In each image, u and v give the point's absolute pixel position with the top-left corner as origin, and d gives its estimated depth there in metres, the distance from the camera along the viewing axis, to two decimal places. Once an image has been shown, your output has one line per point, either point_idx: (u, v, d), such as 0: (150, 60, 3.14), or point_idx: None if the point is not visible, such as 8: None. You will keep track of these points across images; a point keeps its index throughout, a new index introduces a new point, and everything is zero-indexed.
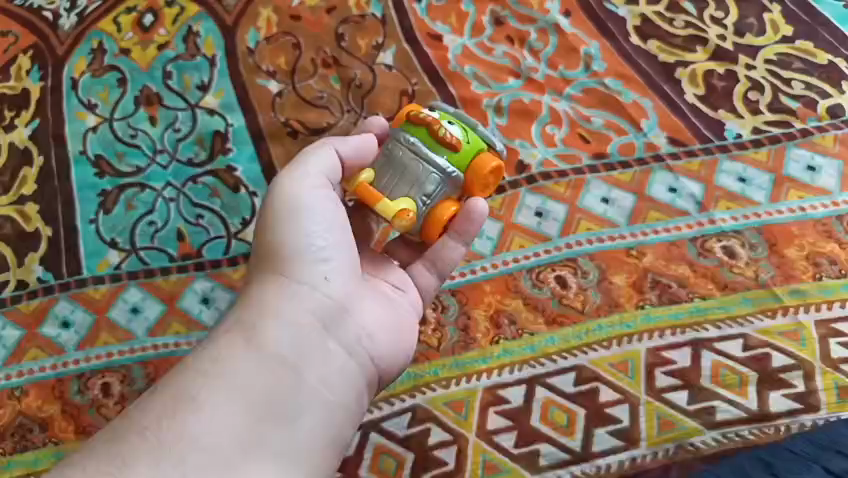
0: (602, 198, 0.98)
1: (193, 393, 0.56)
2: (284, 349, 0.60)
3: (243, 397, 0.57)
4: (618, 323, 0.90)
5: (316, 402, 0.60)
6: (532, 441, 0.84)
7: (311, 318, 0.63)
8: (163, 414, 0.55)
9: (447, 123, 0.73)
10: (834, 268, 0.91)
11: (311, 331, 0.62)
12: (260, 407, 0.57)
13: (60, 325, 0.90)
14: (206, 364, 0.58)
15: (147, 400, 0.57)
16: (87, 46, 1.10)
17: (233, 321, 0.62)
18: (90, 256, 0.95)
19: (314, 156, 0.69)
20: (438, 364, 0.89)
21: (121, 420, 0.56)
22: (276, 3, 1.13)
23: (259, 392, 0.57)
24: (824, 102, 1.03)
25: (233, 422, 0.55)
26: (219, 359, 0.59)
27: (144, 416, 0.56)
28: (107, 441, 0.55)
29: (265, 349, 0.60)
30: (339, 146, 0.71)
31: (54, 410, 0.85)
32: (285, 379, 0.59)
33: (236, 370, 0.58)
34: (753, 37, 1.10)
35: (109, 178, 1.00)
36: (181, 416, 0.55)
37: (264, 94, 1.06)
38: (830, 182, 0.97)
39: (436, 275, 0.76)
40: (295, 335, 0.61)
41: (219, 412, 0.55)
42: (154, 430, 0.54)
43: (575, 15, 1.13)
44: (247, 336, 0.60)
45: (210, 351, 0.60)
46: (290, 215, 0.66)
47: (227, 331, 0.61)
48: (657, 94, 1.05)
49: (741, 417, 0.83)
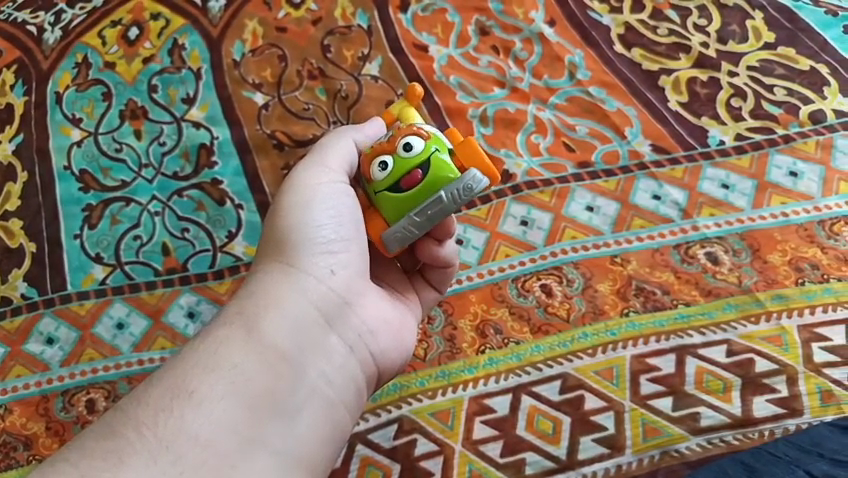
0: (587, 206, 0.99)
1: (193, 387, 0.56)
2: (285, 344, 0.60)
3: (244, 392, 0.56)
4: (603, 331, 0.90)
5: (315, 400, 0.60)
6: (519, 450, 0.84)
7: (311, 312, 0.63)
8: (161, 408, 0.54)
9: (388, 162, 0.67)
10: (816, 272, 0.92)
11: (311, 327, 0.63)
12: (260, 402, 0.56)
13: (45, 342, 0.91)
14: (206, 356, 0.58)
15: (142, 392, 0.56)
16: (72, 60, 1.10)
17: (235, 311, 0.61)
18: (75, 271, 0.96)
19: (333, 146, 0.70)
20: (425, 374, 0.89)
21: (116, 412, 0.55)
22: (261, 15, 1.13)
23: (260, 387, 0.57)
24: (806, 107, 1.03)
25: (233, 416, 0.55)
26: (220, 351, 0.58)
27: (141, 410, 0.55)
28: (100, 435, 0.53)
29: (266, 343, 0.59)
30: (355, 136, 0.72)
31: (39, 428, 0.86)
32: (285, 375, 0.59)
33: (237, 363, 0.57)
34: (736, 45, 1.10)
35: (94, 193, 1.01)
36: (179, 410, 0.54)
37: (250, 107, 1.06)
38: (812, 187, 0.97)
39: (435, 287, 0.78)
40: (295, 330, 0.61)
41: (220, 407, 0.55)
42: (151, 425, 0.53)
43: (559, 23, 1.13)
44: (249, 328, 0.60)
45: (209, 342, 0.59)
46: (302, 207, 0.66)
47: (227, 321, 0.60)
48: (641, 102, 1.06)
49: (725, 422, 0.84)
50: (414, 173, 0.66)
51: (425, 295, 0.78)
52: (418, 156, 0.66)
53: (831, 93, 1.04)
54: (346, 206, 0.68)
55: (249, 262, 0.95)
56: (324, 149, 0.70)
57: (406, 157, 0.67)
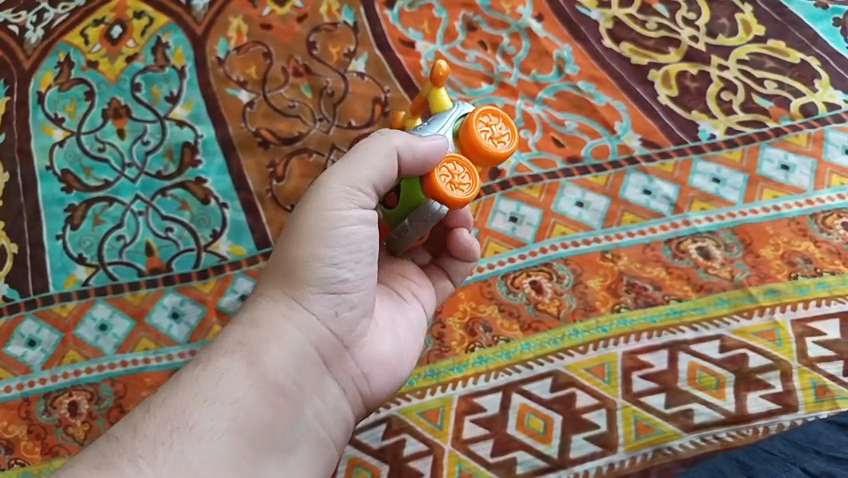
0: (576, 201, 0.97)
1: (192, 421, 0.56)
2: (286, 380, 0.60)
3: (243, 429, 0.57)
4: (594, 327, 0.89)
5: (307, 437, 0.61)
6: (510, 449, 0.83)
7: (314, 347, 0.62)
8: (159, 440, 0.55)
9: None
10: (809, 266, 0.91)
11: (311, 362, 0.62)
12: (256, 440, 0.57)
13: (26, 344, 0.90)
14: (207, 388, 0.57)
15: (140, 418, 0.57)
16: (54, 59, 1.09)
17: (239, 338, 0.61)
18: (57, 272, 0.94)
19: (371, 158, 0.61)
20: (413, 373, 0.88)
21: (112, 439, 0.56)
22: (246, 12, 1.12)
23: (258, 424, 0.57)
24: (797, 101, 1.02)
25: (229, 455, 0.56)
26: (221, 384, 0.58)
27: (138, 440, 0.55)
28: (97, 465, 0.54)
29: (267, 378, 0.59)
30: (402, 150, 0.61)
31: (21, 431, 0.86)
32: (282, 412, 0.59)
33: (238, 398, 0.57)
34: (726, 38, 1.09)
35: (76, 193, 0.99)
36: (178, 445, 0.55)
37: (235, 105, 1.04)
38: (804, 180, 0.96)
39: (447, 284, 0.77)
40: (297, 365, 0.61)
41: (217, 444, 0.55)
42: (148, 459, 0.54)
43: (547, 19, 1.12)
44: (249, 360, 0.59)
45: (211, 370, 0.59)
46: (322, 240, 0.61)
47: (229, 349, 0.60)
48: (630, 97, 1.05)
49: (718, 419, 0.82)
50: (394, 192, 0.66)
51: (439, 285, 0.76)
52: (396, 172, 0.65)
53: (822, 87, 1.04)
54: (365, 233, 0.63)
55: (234, 261, 0.94)
56: (362, 165, 0.62)
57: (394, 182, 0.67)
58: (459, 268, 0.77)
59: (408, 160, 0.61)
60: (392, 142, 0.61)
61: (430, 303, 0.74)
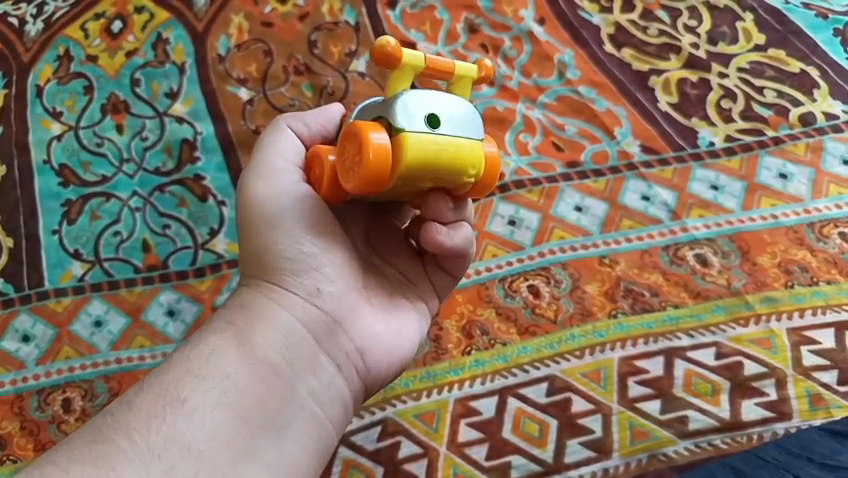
0: (575, 206, 0.98)
1: (185, 395, 0.55)
2: (276, 357, 0.59)
3: (235, 403, 0.55)
4: (591, 332, 0.89)
5: (304, 414, 0.59)
6: (505, 453, 0.83)
7: (303, 325, 0.61)
8: (153, 414, 0.53)
9: None
10: (805, 275, 0.91)
11: (302, 340, 0.61)
12: (249, 414, 0.55)
13: (20, 339, 0.90)
14: (197, 364, 0.56)
15: (134, 396, 0.55)
16: (53, 52, 1.08)
17: (227, 320, 0.60)
18: (53, 267, 0.94)
19: (274, 141, 0.66)
20: (410, 375, 0.88)
21: (106, 416, 0.54)
22: (248, 10, 1.11)
23: (249, 397, 0.56)
24: (796, 110, 1.03)
25: (222, 428, 0.54)
26: (211, 361, 0.57)
27: (131, 415, 0.53)
28: (90, 440, 0.52)
29: (258, 355, 0.58)
30: (293, 125, 0.67)
31: (13, 427, 0.85)
32: (275, 388, 0.57)
33: (229, 374, 0.56)
34: (726, 46, 1.09)
35: (73, 188, 0.99)
36: (171, 419, 0.53)
37: (234, 102, 1.04)
38: (801, 189, 0.97)
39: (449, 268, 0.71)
40: (287, 341, 0.60)
41: (209, 417, 0.54)
42: (143, 433, 0.52)
43: (549, 23, 1.12)
44: (239, 339, 0.58)
45: (201, 350, 0.58)
46: (279, 220, 0.62)
47: (218, 332, 0.59)
48: (630, 102, 1.05)
49: (713, 426, 0.83)
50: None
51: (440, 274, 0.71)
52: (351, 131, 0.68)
53: (821, 96, 1.04)
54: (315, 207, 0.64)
55: (231, 259, 0.93)
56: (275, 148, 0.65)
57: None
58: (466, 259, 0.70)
59: (300, 133, 0.67)
60: (283, 123, 0.67)
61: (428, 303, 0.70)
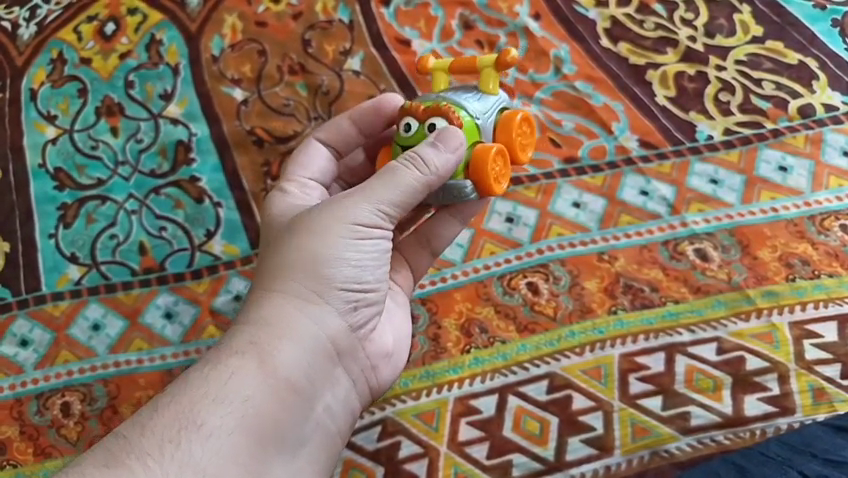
0: (573, 202, 0.97)
1: (201, 419, 0.53)
2: (297, 377, 0.57)
3: (253, 428, 0.54)
4: (590, 329, 0.89)
5: (318, 432, 0.59)
6: (505, 451, 0.83)
7: (326, 345, 0.60)
8: (167, 438, 0.52)
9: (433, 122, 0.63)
10: (806, 268, 0.90)
11: (323, 358, 0.60)
12: (266, 439, 0.55)
13: (19, 343, 0.90)
14: (215, 386, 0.55)
15: (147, 418, 0.54)
16: (47, 56, 1.08)
17: (249, 337, 0.58)
18: (49, 271, 0.94)
19: (389, 174, 0.60)
20: (409, 374, 0.87)
21: (118, 438, 0.53)
22: (241, 10, 1.11)
23: (270, 421, 0.55)
24: (795, 102, 1.02)
25: (238, 453, 0.53)
26: (232, 382, 0.55)
27: (144, 438, 0.52)
28: (102, 463, 0.51)
29: (280, 376, 0.56)
30: (433, 170, 0.60)
31: (13, 432, 0.85)
32: (294, 410, 0.57)
33: (249, 396, 0.55)
34: (723, 39, 1.09)
35: (69, 191, 0.98)
36: (186, 443, 0.52)
37: (229, 103, 1.03)
38: (801, 182, 0.96)
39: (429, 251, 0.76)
40: (309, 362, 0.58)
41: (227, 444, 0.53)
42: (156, 457, 0.51)
43: (544, 18, 1.11)
44: (263, 358, 0.57)
45: (220, 370, 0.56)
46: (332, 244, 0.59)
47: (241, 348, 0.57)
48: (627, 97, 1.04)
49: (715, 422, 0.82)
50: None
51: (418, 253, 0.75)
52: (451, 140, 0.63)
53: (820, 88, 1.03)
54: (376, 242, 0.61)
55: (228, 261, 0.93)
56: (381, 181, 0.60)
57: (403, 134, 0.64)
58: (444, 235, 0.75)
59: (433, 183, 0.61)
60: (418, 158, 0.60)
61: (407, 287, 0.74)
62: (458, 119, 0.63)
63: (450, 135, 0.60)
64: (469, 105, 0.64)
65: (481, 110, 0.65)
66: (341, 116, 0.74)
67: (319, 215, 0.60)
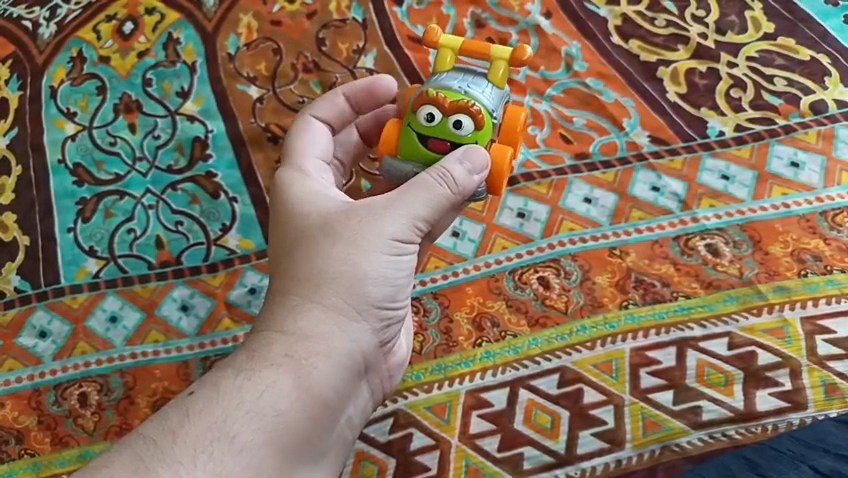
0: (584, 198, 0.97)
1: (234, 432, 0.56)
2: (327, 392, 0.60)
3: (284, 443, 0.57)
4: (601, 323, 0.89)
5: (336, 440, 0.63)
6: (516, 445, 0.83)
7: (354, 359, 0.63)
8: (199, 449, 0.54)
9: (456, 118, 0.65)
10: (818, 264, 0.90)
11: (349, 373, 0.63)
12: (294, 451, 0.58)
13: (37, 335, 0.91)
14: (249, 399, 0.57)
15: (178, 424, 0.56)
16: (66, 54, 1.10)
17: (283, 348, 0.60)
18: (68, 264, 0.95)
19: (427, 195, 0.63)
20: (421, 367, 0.88)
21: (147, 443, 0.55)
22: (256, 9, 1.13)
23: (300, 435, 0.58)
24: (807, 98, 1.02)
25: (269, 467, 0.56)
26: (266, 396, 0.57)
27: (175, 447, 0.54)
28: (132, 469, 0.53)
29: (312, 391, 0.59)
30: (462, 191, 0.64)
31: (31, 421, 0.87)
32: (321, 423, 0.60)
33: (282, 411, 0.57)
34: (735, 35, 1.09)
35: (88, 186, 1.00)
36: (218, 455, 0.54)
37: (244, 100, 1.05)
38: (813, 177, 0.96)
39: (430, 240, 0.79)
40: (339, 377, 0.61)
41: (259, 458, 0.56)
42: (188, 467, 0.53)
43: (556, 15, 1.12)
44: (297, 373, 0.59)
45: (255, 382, 0.58)
46: (369, 262, 0.62)
47: (275, 360, 0.59)
48: (638, 93, 1.05)
49: (726, 416, 0.82)
50: (445, 144, 0.66)
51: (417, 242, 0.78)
52: (470, 138, 0.66)
53: (832, 84, 1.03)
54: (406, 260, 0.64)
55: (243, 255, 0.94)
56: (418, 203, 0.63)
57: (422, 121, 0.66)
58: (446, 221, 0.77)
59: (458, 200, 0.65)
60: (451, 180, 0.63)
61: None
62: (480, 116, 0.66)
63: (475, 154, 0.64)
64: (486, 101, 0.67)
65: (494, 104, 0.68)
66: (333, 93, 0.75)
67: (357, 228, 0.62)
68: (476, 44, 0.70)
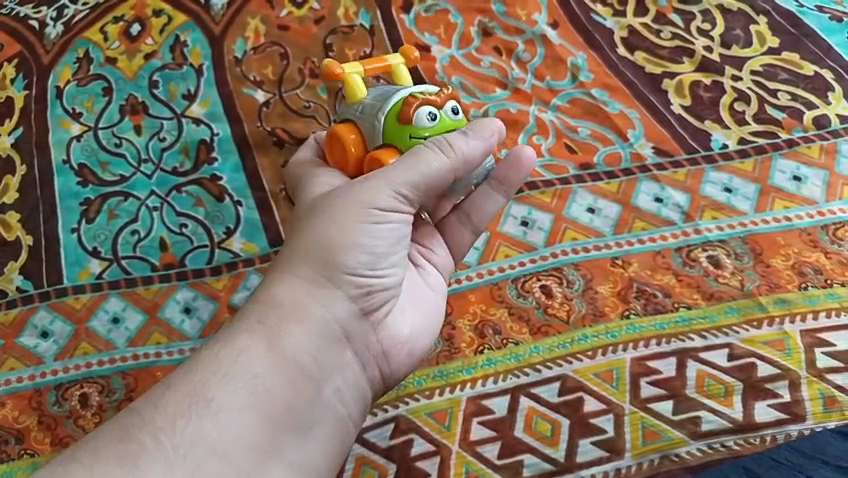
0: (588, 208, 0.98)
1: (211, 395, 0.55)
2: (304, 359, 0.60)
3: (263, 406, 0.56)
4: (603, 332, 0.89)
5: (327, 414, 0.61)
6: (517, 452, 0.83)
7: (334, 328, 0.62)
8: (178, 413, 0.54)
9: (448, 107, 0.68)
10: (819, 277, 0.91)
11: (330, 342, 0.62)
12: (276, 417, 0.57)
13: (39, 335, 0.91)
14: (226, 363, 0.57)
15: (160, 395, 0.56)
16: (73, 55, 1.11)
17: (258, 317, 0.60)
18: (71, 265, 0.95)
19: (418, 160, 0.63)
20: (422, 374, 0.88)
21: (132, 414, 0.55)
22: (264, 13, 1.13)
23: (280, 400, 0.57)
24: (810, 112, 1.03)
25: (247, 430, 0.55)
26: (241, 360, 0.57)
27: (157, 414, 0.54)
28: (115, 438, 0.53)
29: (287, 356, 0.59)
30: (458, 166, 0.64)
31: (31, 422, 0.86)
32: (303, 390, 0.59)
33: (259, 374, 0.57)
34: (739, 49, 1.10)
35: (92, 187, 1.00)
36: (197, 419, 0.54)
37: (250, 104, 1.05)
38: (815, 191, 0.97)
39: (470, 230, 0.76)
40: (316, 344, 0.61)
41: (238, 420, 0.55)
42: (168, 433, 0.53)
43: (562, 26, 1.13)
44: (271, 339, 0.59)
45: (230, 349, 0.58)
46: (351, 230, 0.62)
47: (249, 328, 0.60)
48: (642, 104, 1.05)
49: (727, 427, 0.82)
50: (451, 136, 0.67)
51: (455, 232, 0.76)
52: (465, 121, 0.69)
53: (835, 99, 1.04)
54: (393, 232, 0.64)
55: (247, 259, 0.94)
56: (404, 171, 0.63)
57: (424, 124, 0.66)
58: (486, 211, 0.75)
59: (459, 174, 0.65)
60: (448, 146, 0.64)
61: (446, 269, 0.75)
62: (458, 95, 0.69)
63: (481, 124, 0.66)
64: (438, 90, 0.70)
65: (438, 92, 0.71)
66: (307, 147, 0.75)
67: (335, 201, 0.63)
68: (372, 64, 0.71)
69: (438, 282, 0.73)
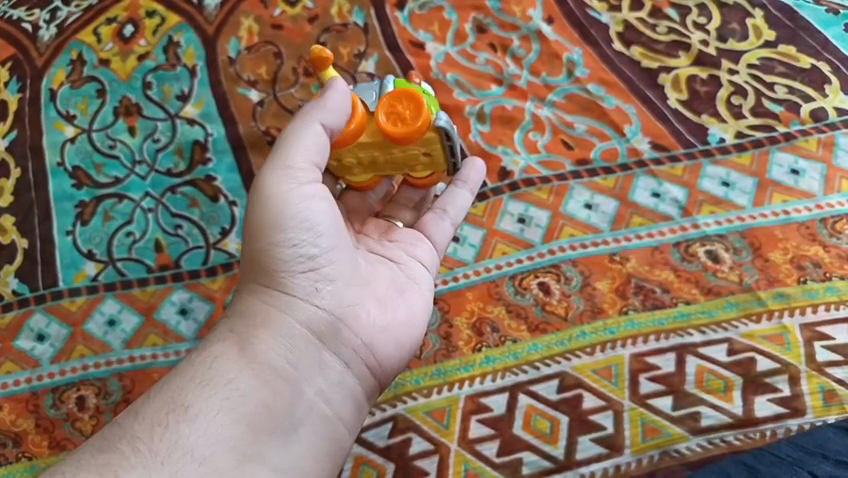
0: (585, 204, 0.97)
1: (187, 402, 0.57)
2: (280, 361, 0.61)
3: (238, 408, 0.57)
4: (601, 329, 0.89)
5: (310, 415, 0.61)
6: (516, 450, 0.83)
7: (309, 329, 0.63)
8: (157, 422, 0.56)
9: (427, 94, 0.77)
10: (818, 271, 0.90)
11: (307, 342, 0.63)
12: (253, 418, 0.57)
13: (35, 338, 0.91)
14: (200, 371, 0.59)
15: (140, 405, 0.58)
16: (66, 57, 1.10)
17: (229, 327, 0.63)
18: (66, 267, 0.95)
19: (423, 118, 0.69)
20: (420, 372, 0.88)
21: (114, 426, 0.57)
22: (257, 13, 1.12)
23: (255, 402, 0.58)
24: (807, 106, 1.02)
25: (224, 433, 0.56)
26: (214, 366, 0.60)
27: (136, 423, 0.57)
28: (97, 448, 0.55)
29: (260, 359, 0.61)
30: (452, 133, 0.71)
31: (29, 424, 0.86)
32: (280, 392, 0.60)
33: (232, 379, 0.59)
34: (736, 43, 1.09)
35: (87, 189, 1.00)
36: (174, 426, 0.56)
37: (245, 104, 1.05)
38: (813, 185, 0.96)
39: (449, 222, 0.79)
40: (290, 346, 0.62)
41: (214, 424, 0.56)
42: (146, 440, 0.55)
43: (557, 22, 1.12)
44: (243, 345, 0.61)
45: (204, 357, 0.61)
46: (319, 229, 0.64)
47: (223, 338, 0.62)
48: (639, 100, 1.05)
49: (725, 422, 0.82)
50: None
51: (437, 222, 0.78)
52: None
53: (832, 92, 1.03)
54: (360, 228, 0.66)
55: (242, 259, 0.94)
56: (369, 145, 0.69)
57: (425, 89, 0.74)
58: (460, 205, 0.80)
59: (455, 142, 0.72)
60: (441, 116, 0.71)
61: (430, 261, 0.75)
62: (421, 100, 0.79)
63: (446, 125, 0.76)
64: None
65: None
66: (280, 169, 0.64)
67: None
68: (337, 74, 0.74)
69: (424, 277, 0.73)
